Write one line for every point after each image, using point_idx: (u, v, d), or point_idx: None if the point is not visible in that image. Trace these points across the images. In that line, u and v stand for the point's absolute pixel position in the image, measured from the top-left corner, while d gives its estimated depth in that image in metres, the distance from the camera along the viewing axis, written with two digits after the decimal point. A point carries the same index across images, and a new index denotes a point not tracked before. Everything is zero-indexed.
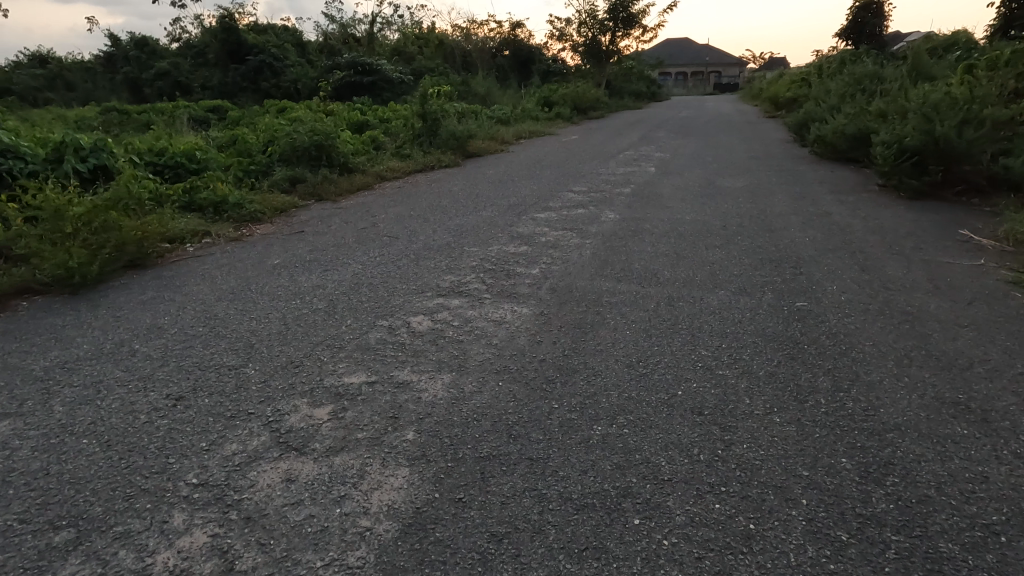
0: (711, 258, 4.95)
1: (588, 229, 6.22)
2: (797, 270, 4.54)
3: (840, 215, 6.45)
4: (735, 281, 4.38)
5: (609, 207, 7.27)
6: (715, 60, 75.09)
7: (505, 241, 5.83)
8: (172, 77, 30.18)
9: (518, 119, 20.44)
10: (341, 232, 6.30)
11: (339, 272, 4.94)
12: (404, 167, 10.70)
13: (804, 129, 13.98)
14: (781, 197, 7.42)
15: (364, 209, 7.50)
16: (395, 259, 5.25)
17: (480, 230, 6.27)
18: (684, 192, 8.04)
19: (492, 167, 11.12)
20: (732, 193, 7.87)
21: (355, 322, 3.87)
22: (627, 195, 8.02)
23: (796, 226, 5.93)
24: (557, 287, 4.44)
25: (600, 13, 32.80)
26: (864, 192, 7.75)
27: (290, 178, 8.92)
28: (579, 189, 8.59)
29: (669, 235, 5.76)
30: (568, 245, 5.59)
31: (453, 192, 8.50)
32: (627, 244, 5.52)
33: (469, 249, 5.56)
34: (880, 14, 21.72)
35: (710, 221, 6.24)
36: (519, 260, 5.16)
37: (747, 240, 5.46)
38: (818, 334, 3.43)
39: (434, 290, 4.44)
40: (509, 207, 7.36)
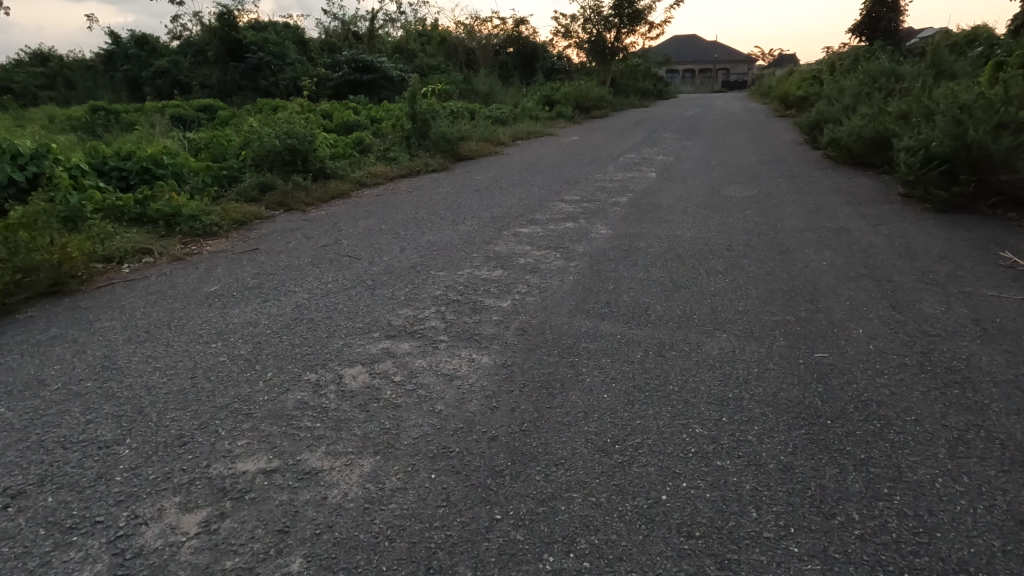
0: (712, 289, 4.24)
1: (573, 247, 5.53)
2: (814, 307, 3.83)
3: (860, 231, 5.72)
4: (739, 321, 3.68)
5: (601, 221, 6.56)
6: (724, 57, 73.90)
7: (479, 263, 5.15)
8: (171, 75, 29.68)
9: (518, 118, 19.75)
10: (299, 251, 5.63)
11: (280, 303, 4.28)
12: (387, 171, 10.02)
13: (817, 130, 13.18)
14: (794, 210, 6.67)
15: (332, 222, 6.84)
16: (349, 286, 4.58)
17: (454, 248, 5.59)
18: (685, 203, 7.30)
19: (482, 171, 10.43)
20: (739, 203, 7.13)
21: (279, 374, 3.21)
22: (623, 206, 7.29)
23: (811, 247, 5.21)
24: (527, 327, 3.75)
25: (605, 9, 31.96)
26: (885, 203, 7.00)
27: (261, 185, 8.30)
28: (571, 197, 7.88)
29: (665, 257, 5.05)
30: (549, 269, 4.90)
31: (433, 201, 7.82)
32: (616, 267, 4.82)
33: (436, 273, 4.89)
34: (896, 9, 20.84)
35: (712, 240, 5.52)
36: (490, 289, 4.48)
37: (755, 264, 4.74)
38: (843, 402, 2.73)
39: (383, 330, 3.77)
40: (490, 220, 6.68)
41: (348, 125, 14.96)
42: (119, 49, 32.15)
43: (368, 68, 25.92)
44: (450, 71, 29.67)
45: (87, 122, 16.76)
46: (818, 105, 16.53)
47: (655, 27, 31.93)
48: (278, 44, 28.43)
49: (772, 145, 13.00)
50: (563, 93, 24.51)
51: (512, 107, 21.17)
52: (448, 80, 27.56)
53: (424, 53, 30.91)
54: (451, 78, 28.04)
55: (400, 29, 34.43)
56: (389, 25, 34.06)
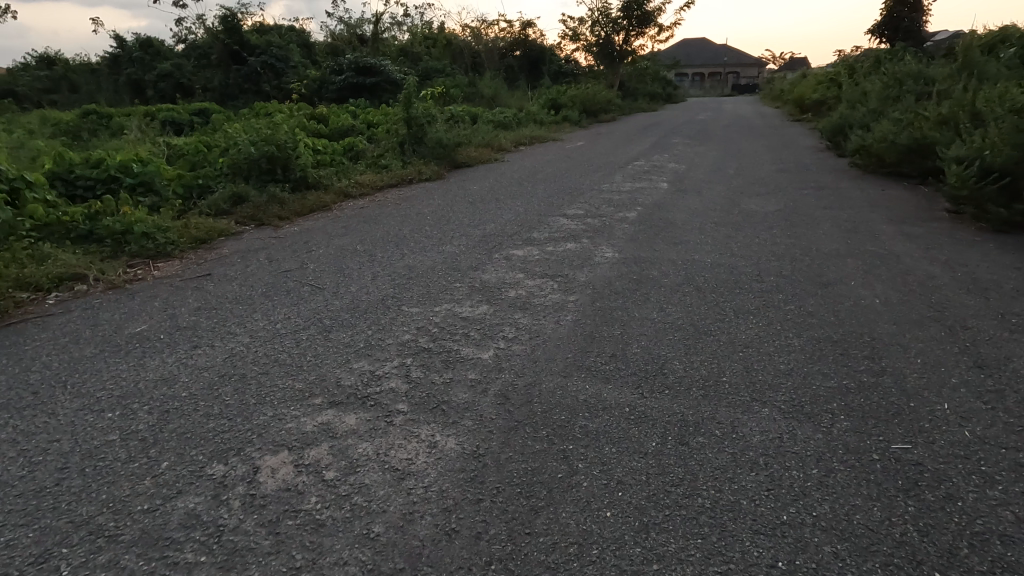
0: (744, 338, 3.43)
1: (573, 275, 4.75)
2: (876, 370, 3.01)
3: (910, 257, 4.88)
4: (783, 388, 2.86)
5: (607, 242, 5.75)
6: (734, 60, 72.90)
7: (462, 295, 4.36)
8: (175, 78, 29.19)
9: (522, 123, 18.99)
10: (256, 278, 4.86)
11: (214, 351, 3.50)
12: (377, 181, 9.26)
13: (840, 135, 12.31)
14: (830, 229, 5.82)
15: (303, 241, 6.08)
16: (302, 328, 3.81)
17: (434, 276, 4.78)
18: (704, 219, 6.46)
19: (479, 180, 9.66)
20: (765, 220, 6.29)
21: (177, 465, 2.43)
22: (632, 223, 6.47)
23: (857, 278, 4.38)
24: (511, 392, 2.94)
25: (614, 11, 31.19)
26: (932, 220, 6.14)
27: (234, 198, 7.59)
28: (574, 212, 7.08)
29: (682, 290, 4.23)
30: (543, 307, 4.10)
31: (421, 216, 7.03)
32: (625, 305, 4.01)
33: (409, 309, 4.09)
34: (918, 9, 19.96)
35: (739, 268, 4.69)
36: (470, 333, 3.68)
37: (792, 303, 3.91)
38: (950, 538, 1.91)
39: (328, 394, 2.97)
40: (482, 239, 5.90)
41: (342, 129, 14.22)
42: (123, 52, 31.77)
43: (370, 71, 25.31)
44: (455, 74, 29.01)
45: (75, 126, 16.15)
46: (838, 109, 15.64)
47: (665, 29, 31.11)
48: (281, 46, 27.88)
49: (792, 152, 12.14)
50: (569, 96, 23.73)
51: (516, 111, 20.41)
52: (452, 83, 26.87)
53: (429, 56, 30.27)
54: (456, 82, 27.40)
55: (406, 32, 33.85)
56: (395, 27, 33.48)
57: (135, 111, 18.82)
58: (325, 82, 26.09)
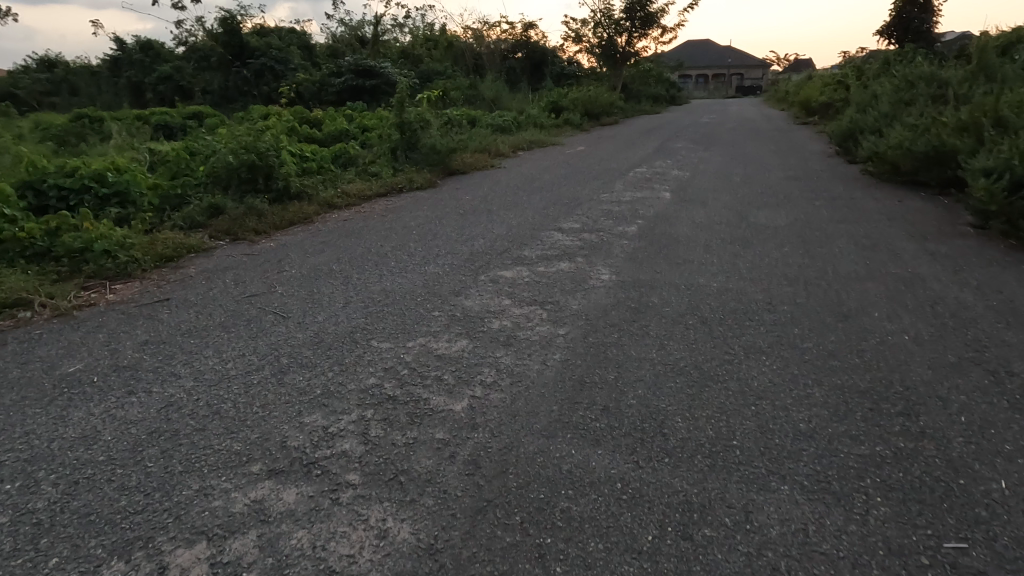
0: (755, 386, 2.97)
1: (564, 302, 4.31)
2: (914, 433, 2.55)
3: (937, 282, 4.42)
4: (804, 457, 2.41)
5: (603, 261, 5.31)
6: (739, 62, 72.34)
7: (439, 326, 3.92)
8: (174, 80, 28.89)
9: (522, 127, 18.57)
10: (218, 304, 4.44)
11: (149, 398, 3.07)
12: (365, 190, 8.84)
13: (851, 140, 11.83)
14: (846, 247, 5.36)
15: (277, 258, 5.66)
16: (256, 368, 3.38)
17: (412, 303, 4.35)
18: (708, 234, 6.01)
19: (473, 189, 9.23)
20: (774, 236, 5.84)
21: (67, 563, 2.00)
22: (631, 238, 6.03)
23: (881, 308, 3.92)
24: (482, 458, 2.50)
25: (617, 12, 30.73)
26: (957, 236, 5.67)
27: (211, 210, 7.19)
28: (570, 226, 6.64)
29: (685, 323, 3.78)
30: (528, 342, 3.66)
31: (406, 230, 6.61)
32: (620, 341, 3.56)
33: (378, 344, 3.66)
34: (928, 9, 19.43)
35: (748, 295, 4.24)
36: (443, 375, 3.24)
37: (809, 340, 3.46)
38: None
39: (269, 460, 2.53)
40: (468, 259, 5.47)
41: (335, 133, 13.82)
42: (123, 55, 31.55)
43: (369, 74, 24.94)
44: (456, 76, 28.61)
45: (65, 131, 15.79)
46: (847, 112, 15.15)
47: (668, 30, 30.66)
48: (280, 49, 27.54)
49: (800, 158, 11.67)
50: (570, 99, 23.29)
51: (516, 115, 19.99)
52: (453, 85, 26.48)
53: (430, 58, 29.90)
54: (457, 84, 27.01)
55: (407, 34, 33.48)
56: (396, 29, 33.13)
57: (128, 115, 18.49)
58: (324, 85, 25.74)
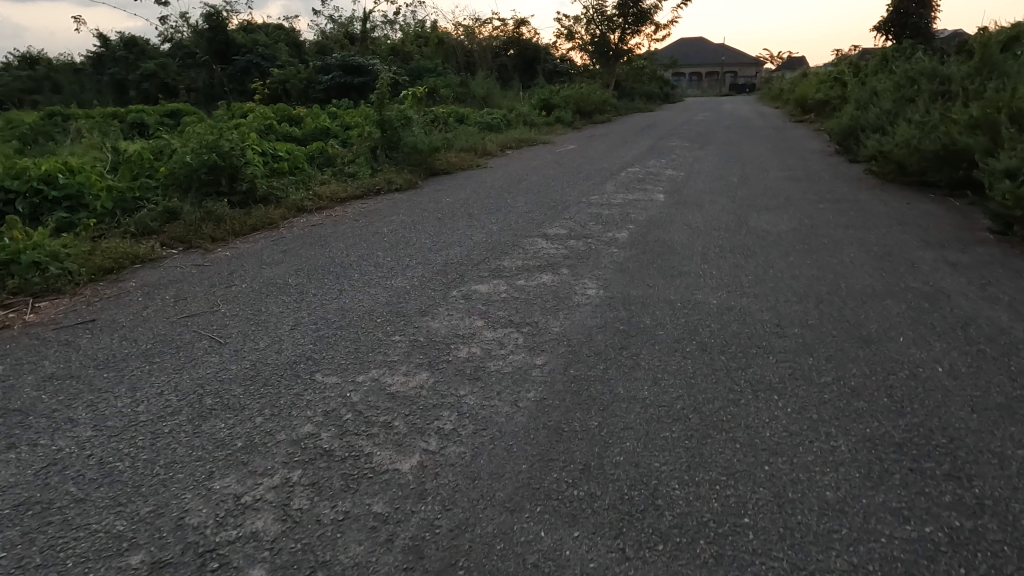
0: (767, 436, 2.47)
1: (543, 323, 3.78)
2: (969, 507, 2.04)
3: (965, 298, 3.92)
4: (834, 546, 1.89)
5: (590, 273, 4.78)
6: (732, 60, 72.05)
7: (397, 355, 3.38)
8: (158, 77, 28.05)
9: (512, 125, 18.04)
10: (150, 326, 3.89)
11: (31, 454, 2.52)
12: (338, 193, 8.28)
13: (851, 138, 11.37)
14: (856, 256, 4.88)
15: (230, 270, 5.11)
16: (172, 411, 2.83)
17: (370, 325, 3.81)
18: (705, 241, 5.50)
19: (455, 190, 8.67)
20: (777, 243, 5.33)
21: None
22: (621, 246, 5.52)
23: (905, 332, 3.42)
24: (427, 544, 1.97)
25: (610, 9, 30.25)
26: (977, 243, 5.18)
27: (167, 215, 6.62)
28: (556, 232, 6.12)
29: (682, 352, 3.25)
30: (498, 375, 3.12)
31: (378, 237, 6.08)
32: (607, 376, 3.04)
33: (324, 378, 3.12)
34: (926, 4, 19.05)
35: (752, 315, 3.73)
36: (392, 421, 2.70)
37: (826, 375, 2.94)
38: None
39: (156, 548, 1.99)
40: (440, 271, 4.92)
41: (315, 132, 13.23)
42: (107, 52, 30.77)
43: (357, 70, 24.31)
44: (447, 74, 28.00)
45: (34, 130, 15.08)
46: (846, 109, 14.70)
47: (662, 27, 30.19)
48: (266, 45, 26.82)
49: (799, 157, 11.19)
50: (563, 97, 22.75)
51: (506, 113, 19.42)
52: (444, 82, 25.87)
53: (420, 55, 29.27)
54: (447, 82, 26.42)
55: (398, 31, 32.86)
56: (386, 26, 32.44)
57: (104, 113, 17.77)
58: (312, 83, 25.08)
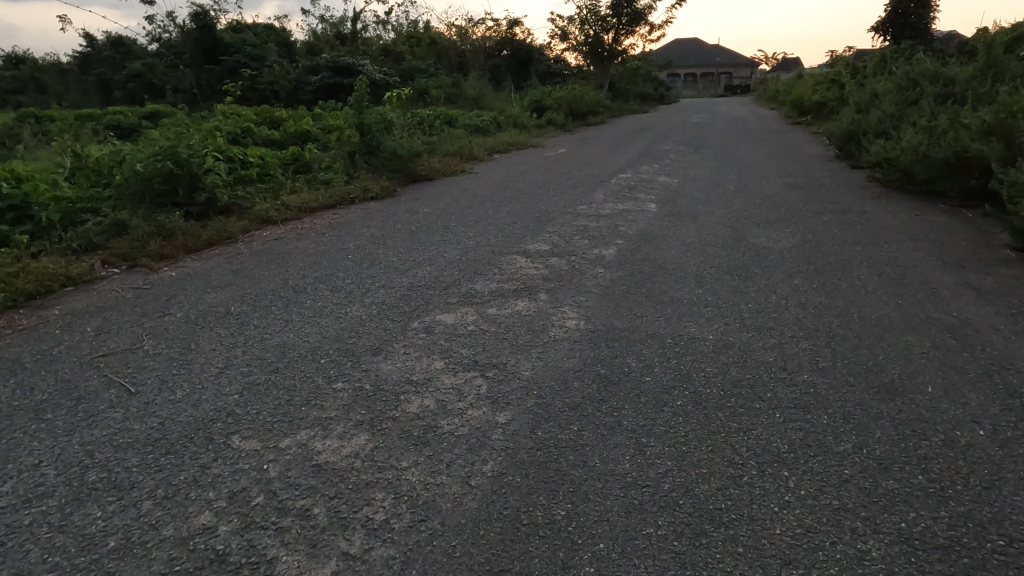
0: (776, 537, 1.97)
1: (513, 365, 3.26)
2: None
3: (995, 333, 3.44)
4: None
5: (570, 298, 4.28)
6: (727, 61, 71.87)
7: (336, 409, 2.85)
8: (144, 77, 27.31)
9: (502, 128, 17.54)
10: (56, 369, 3.34)
11: None
12: (309, 202, 7.75)
13: (852, 142, 10.91)
14: (866, 278, 4.39)
15: (171, 294, 4.58)
16: (44, 493, 2.30)
17: (313, 367, 3.29)
18: (697, 260, 5.00)
19: (435, 199, 8.16)
20: (778, 263, 4.84)
21: None
22: (607, 265, 5.01)
23: (933, 379, 2.92)
24: None
25: (604, 9, 29.82)
26: (999, 263, 4.70)
27: (116, 228, 6.08)
28: (537, 248, 5.61)
29: (672, 407, 2.75)
30: (451, 438, 2.60)
31: (342, 254, 5.56)
32: (581, 442, 2.52)
33: (241, 443, 2.59)
34: (925, 4, 18.68)
35: (753, 355, 3.22)
36: (312, 508, 2.18)
37: (845, 442, 2.44)
38: None
39: None
40: (402, 296, 4.39)
41: (294, 134, 12.66)
42: (92, 53, 30.15)
43: (346, 71, 23.77)
44: (439, 75, 27.46)
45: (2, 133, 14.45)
46: (845, 111, 14.26)
47: (656, 28, 29.76)
48: (255, 45, 26.15)
49: (797, 162, 10.73)
50: (555, 99, 22.25)
51: (497, 115, 18.89)
52: (435, 84, 25.36)
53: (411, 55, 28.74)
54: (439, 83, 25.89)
55: (389, 31, 32.32)
56: (378, 25, 31.86)
57: (78, 114, 17.10)
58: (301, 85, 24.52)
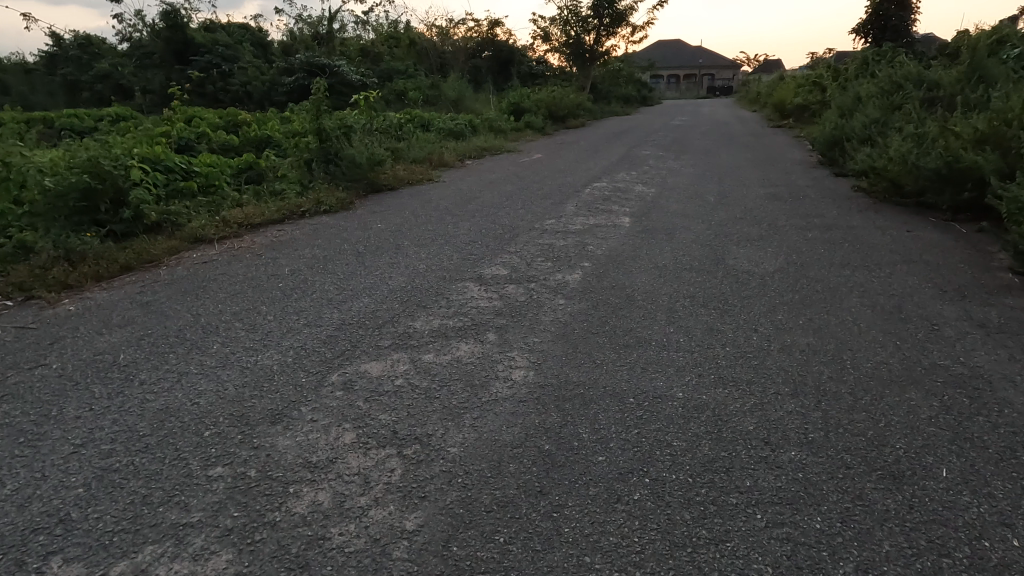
0: None
1: (439, 437, 2.67)
2: None
3: (1011, 387, 2.93)
4: None
5: (522, 339, 3.71)
6: (710, 62, 72.08)
7: (202, 511, 2.23)
8: (110, 78, 26.20)
9: (478, 132, 16.96)
10: None
11: None
12: (253, 217, 7.08)
13: (835, 148, 10.51)
14: (858, 312, 3.87)
15: (58, 336, 3.91)
16: None
17: (191, 444, 2.66)
18: (669, 289, 4.45)
19: (392, 212, 7.53)
20: (760, 292, 4.31)
21: None
22: (568, 296, 4.44)
23: (947, 458, 2.38)
24: None
25: (585, 10, 29.37)
26: (1004, 291, 4.22)
27: (19, 252, 5.39)
28: (494, 274, 5.02)
29: (626, 504, 2.19)
30: (339, 558, 2.00)
31: (275, 281, 4.94)
32: (505, 565, 1.94)
33: (60, 570, 1.97)
34: (906, 6, 18.48)
35: (729, 421, 2.66)
36: None
37: (843, 565, 1.89)
38: None
39: None
40: (328, 337, 3.78)
41: (253, 140, 11.95)
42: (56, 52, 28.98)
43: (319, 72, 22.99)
44: (417, 77, 26.78)
45: None
46: (828, 115, 13.90)
47: (638, 29, 29.41)
48: (227, 45, 24.97)
49: (780, 170, 10.29)
50: (534, 101, 21.71)
51: (473, 118, 18.31)
52: (412, 86, 24.71)
53: (389, 56, 28.05)
54: (417, 86, 25.22)
55: (367, 30, 31.54)
56: (356, 25, 30.94)
57: (28, 117, 16.04)
58: (275, 86, 23.64)
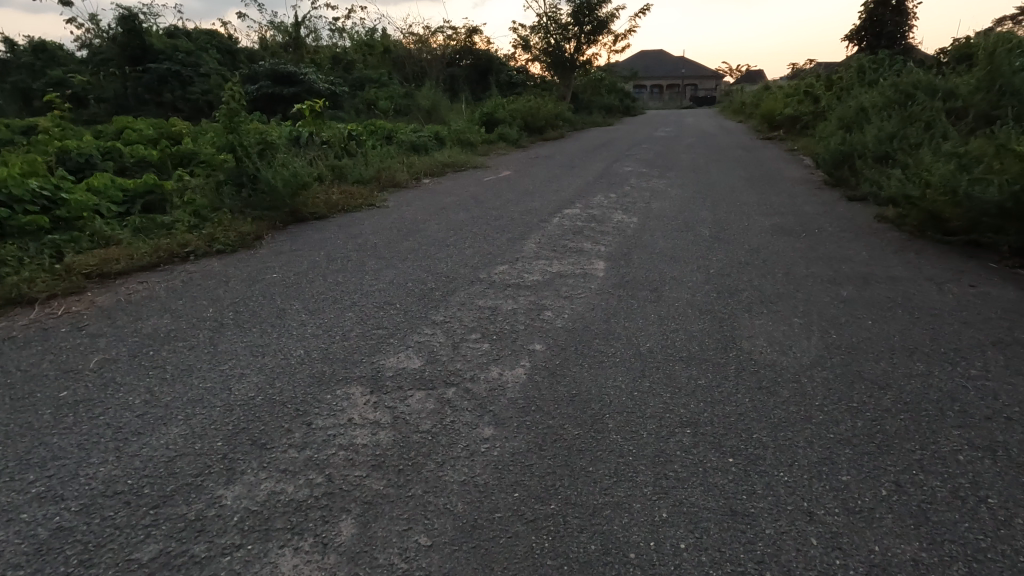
0: None
1: None
2: None
3: None
4: None
5: (400, 536, 2.09)
6: (692, 71, 71.83)
7: None
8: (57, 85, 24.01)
9: (444, 145, 15.38)
10: None
11: None
12: (111, 263, 5.39)
13: (844, 167, 9.11)
14: (974, 470, 2.32)
15: None
16: None
17: None
18: (656, 407, 2.86)
19: (303, 255, 5.86)
20: (800, 416, 2.73)
21: None
22: (500, 420, 2.81)
23: None
24: None
25: (565, 16, 28.03)
26: None
27: None
28: (398, 369, 3.37)
29: None
30: None
31: (64, 385, 3.24)
32: None
33: None
34: (901, 11, 17.40)
35: None
36: None
37: None
38: None
39: None
40: (50, 535, 2.11)
41: (170, 158, 10.22)
42: None
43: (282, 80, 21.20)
44: (390, 84, 25.19)
45: None
46: (827, 126, 12.59)
47: (620, 37, 28.18)
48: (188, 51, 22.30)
49: (781, 192, 8.82)
50: (511, 112, 20.19)
51: (441, 128, 16.75)
52: (383, 96, 23.17)
53: (362, 65, 26.47)
54: (388, 95, 23.52)
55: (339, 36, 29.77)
56: (330, 33, 29.02)
57: None
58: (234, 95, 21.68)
